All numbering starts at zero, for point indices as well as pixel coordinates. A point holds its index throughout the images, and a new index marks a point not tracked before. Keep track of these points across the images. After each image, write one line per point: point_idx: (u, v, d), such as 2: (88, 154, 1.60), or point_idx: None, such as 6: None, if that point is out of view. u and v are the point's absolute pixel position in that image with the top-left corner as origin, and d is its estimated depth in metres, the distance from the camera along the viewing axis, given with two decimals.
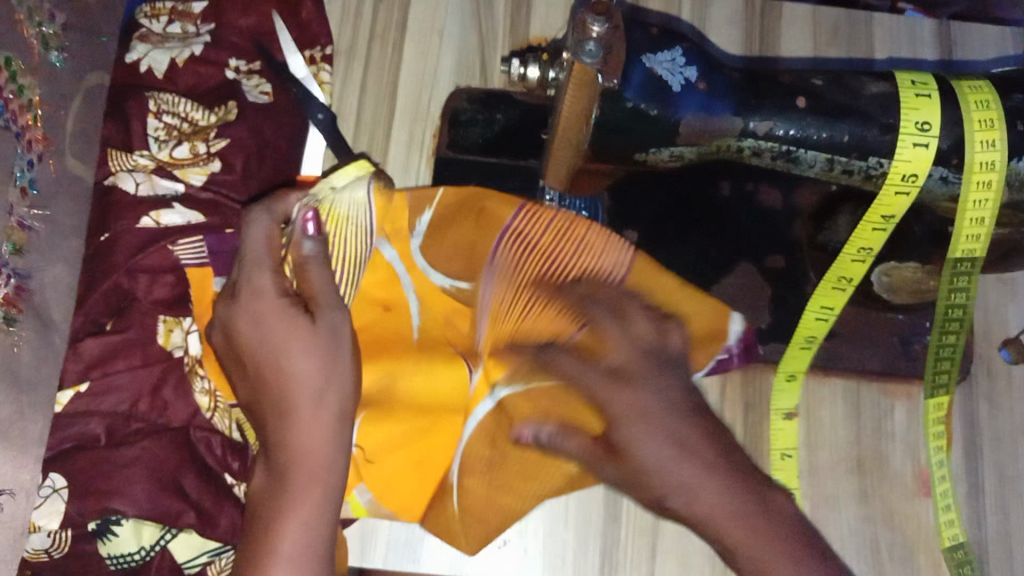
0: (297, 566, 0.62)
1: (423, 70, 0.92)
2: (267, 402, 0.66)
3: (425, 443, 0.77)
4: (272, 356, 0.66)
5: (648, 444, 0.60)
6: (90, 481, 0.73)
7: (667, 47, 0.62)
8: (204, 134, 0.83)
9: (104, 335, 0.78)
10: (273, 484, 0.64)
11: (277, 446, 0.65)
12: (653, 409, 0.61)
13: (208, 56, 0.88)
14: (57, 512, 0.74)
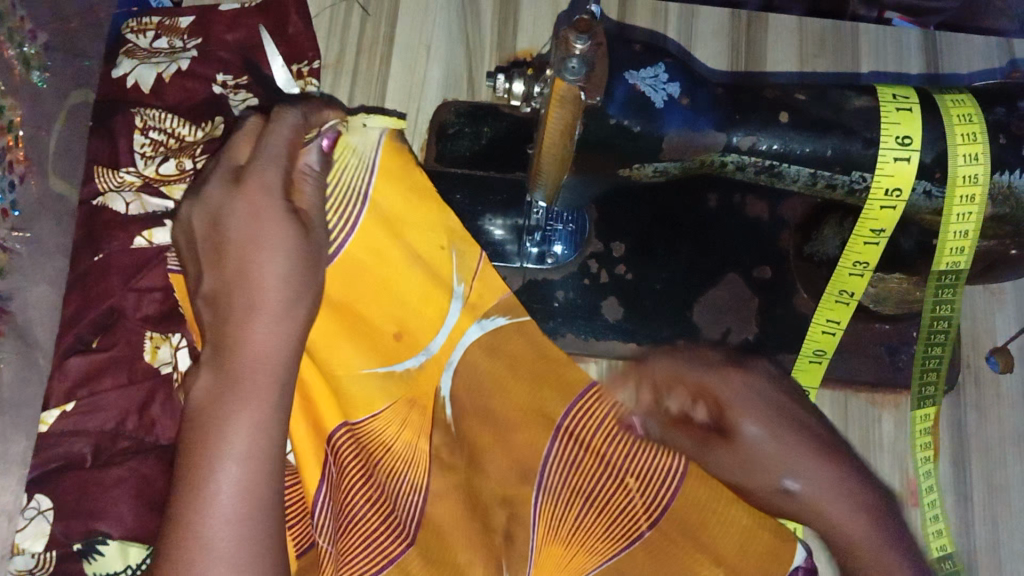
0: (241, 485, 0.60)
1: (411, 83, 0.92)
2: (230, 300, 0.65)
3: (385, 397, 0.77)
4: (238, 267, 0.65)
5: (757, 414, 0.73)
6: (76, 502, 0.69)
7: (650, 63, 0.62)
8: (191, 151, 0.80)
9: (90, 352, 0.74)
10: (220, 385, 0.62)
11: (231, 348, 0.63)
12: (730, 384, 0.73)
13: (195, 71, 0.88)
14: (42, 534, 0.69)
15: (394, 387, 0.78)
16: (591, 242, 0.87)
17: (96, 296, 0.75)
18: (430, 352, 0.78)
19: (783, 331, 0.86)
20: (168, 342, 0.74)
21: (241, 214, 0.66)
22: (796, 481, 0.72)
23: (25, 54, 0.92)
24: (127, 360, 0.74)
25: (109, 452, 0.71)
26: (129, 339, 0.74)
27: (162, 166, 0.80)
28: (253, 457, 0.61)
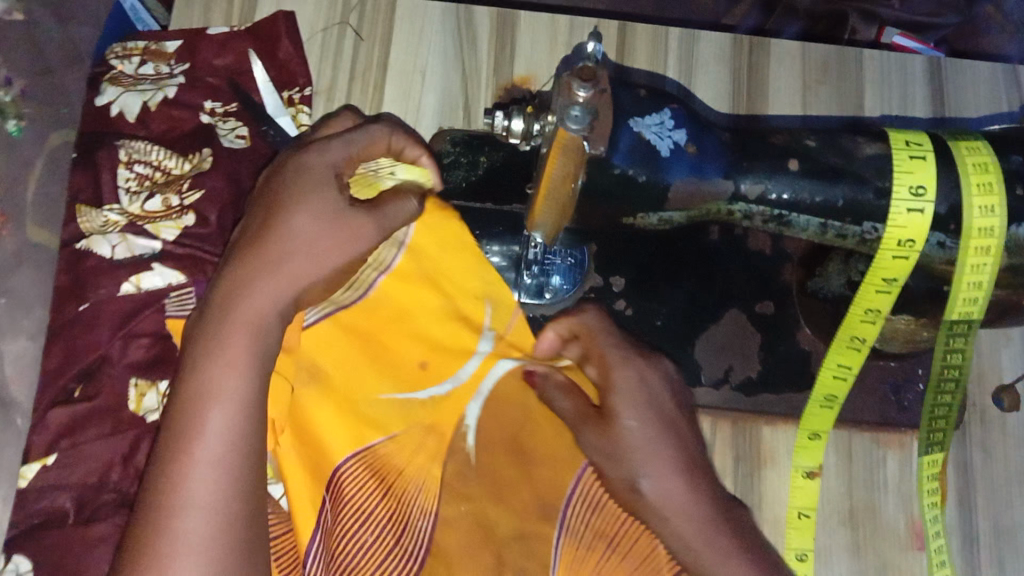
0: (216, 472, 0.58)
1: (404, 111, 0.90)
2: (231, 290, 0.63)
3: (397, 410, 0.79)
4: (260, 256, 0.64)
5: (637, 422, 0.73)
6: (59, 563, 0.67)
7: (656, 109, 0.60)
8: (177, 186, 0.78)
9: (74, 402, 0.71)
10: (205, 379, 0.60)
11: (219, 341, 0.61)
12: (653, 386, 0.73)
13: (183, 101, 0.85)
14: None
15: (415, 411, 0.79)
16: (590, 276, 0.85)
17: (82, 345, 0.72)
18: (458, 381, 0.81)
19: (788, 368, 0.84)
20: (155, 387, 0.71)
21: (275, 202, 0.65)
22: (649, 488, 0.71)
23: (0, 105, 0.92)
24: (113, 409, 0.71)
25: (95, 505, 0.69)
26: (115, 386, 0.71)
27: (147, 202, 0.77)
28: (237, 444, 0.60)
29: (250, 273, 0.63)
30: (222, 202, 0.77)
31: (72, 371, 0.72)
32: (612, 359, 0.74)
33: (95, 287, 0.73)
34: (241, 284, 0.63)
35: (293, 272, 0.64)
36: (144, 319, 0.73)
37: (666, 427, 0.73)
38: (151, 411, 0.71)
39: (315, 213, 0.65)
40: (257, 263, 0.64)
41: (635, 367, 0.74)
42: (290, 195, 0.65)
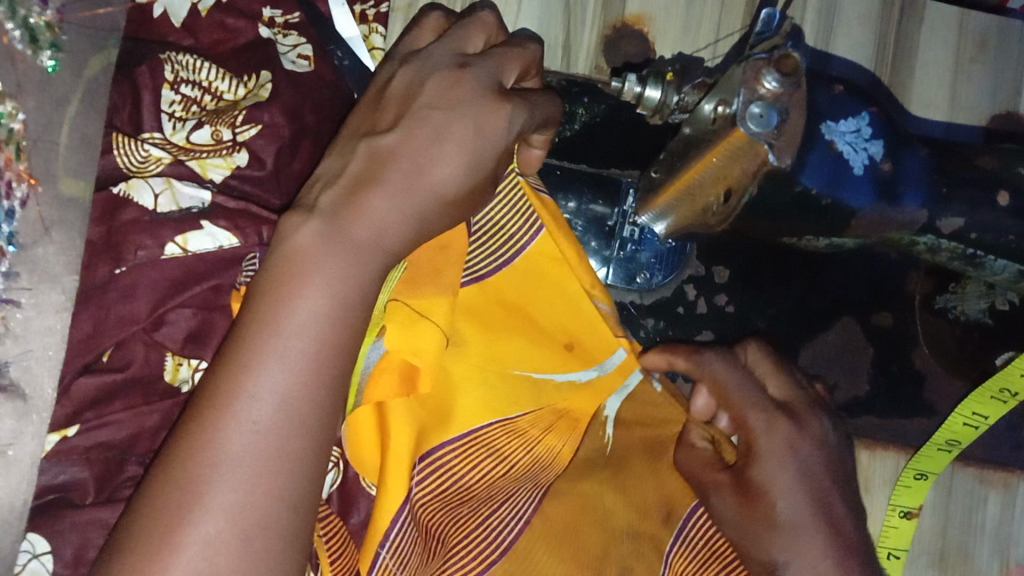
0: (256, 476, 0.44)
1: None
2: (316, 230, 0.47)
3: (509, 395, 0.62)
4: (384, 183, 0.49)
5: (788, 498, 0.59)
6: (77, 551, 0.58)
7: (853, 112, 0.48)
8: (232, 117, 0.66)
9: (99, 371, 0.62)
10: (260, 345, 0.45)
11: (287, 301, 0.46)
12: (811, 456, 0.61)
13: (238, 5, 0.71)
14: None
15: (545, 393, 0.63)
16: (690, 263, 0.75)
17: (115, 315, 0.61)
18: (604, 370, 0.64)
19: (894, 391, 0.75)
20: (189, 359, 0.62)
21: (423, 123, 0.50)
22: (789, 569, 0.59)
23: (32, 27, 0.69)
24: (145, 380, 0.62)
25: (114, 486, 0.60)
26: (149, 356, 0.62)
27: (194, 132, 0.66)
28: (299, 415, 0.45)
29: (363, 194, 0.48)
30: (279, 142, 0.67)
31: (101, 338, 0.62)
32: (750, 408, 0.62)
33: (133, 247, 0.61)
34: (348, 205, 0.48)
35: (420, 219, 0.50)
36: (193, 293, 0.62)
37: (820, 506, 0.60)
38: (187, 384, 0.62)
39: (464, 150, 0.51)
40: (373, 188, 0.49)
41: (780, 425, 0.61)
42: (446, 123, 0.50)
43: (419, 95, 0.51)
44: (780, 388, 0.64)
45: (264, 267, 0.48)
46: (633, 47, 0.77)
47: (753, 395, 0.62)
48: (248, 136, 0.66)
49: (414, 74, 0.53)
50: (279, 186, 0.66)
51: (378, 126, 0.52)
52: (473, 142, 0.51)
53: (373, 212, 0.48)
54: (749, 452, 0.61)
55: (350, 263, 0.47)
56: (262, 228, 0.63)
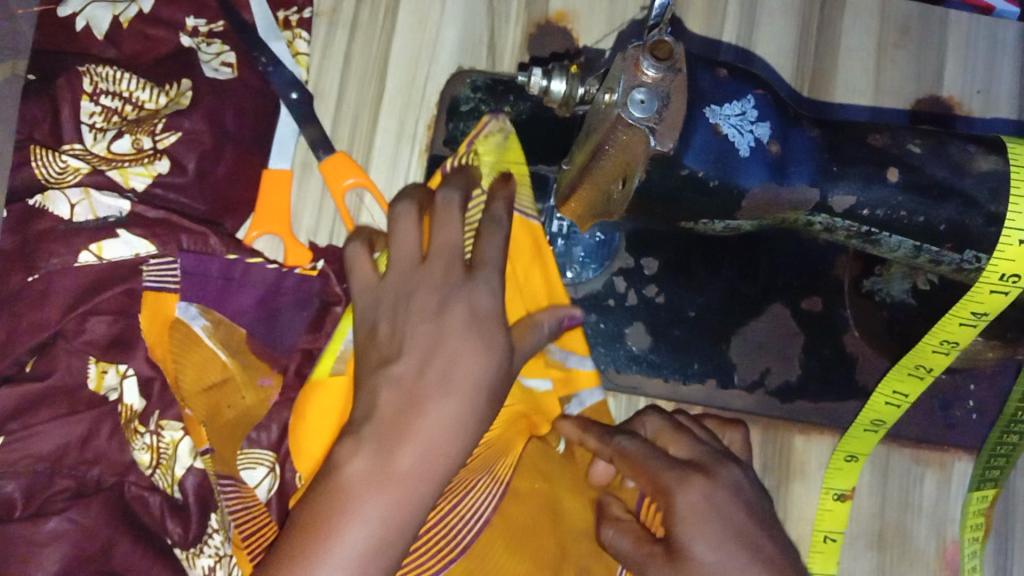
0: None
1: (419, 44, 0.76)
2: (373, 440, 0.48)
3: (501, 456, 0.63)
4: (427, 408, 0.50)
5: (707, 547, 0.50)
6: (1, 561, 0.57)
7: (737, 95, 0.48)
8: (152, 125, 0.68)
9: (20, 382, 0.62)
10: (314, 553, 0.45)
11: (346, 498, 0.47)
12: (723, 495, 0.52)
13: (160, 15, 0.71)
14: None
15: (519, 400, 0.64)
16: (619, 256, 0.75)
17: (27, 322, 0.62)
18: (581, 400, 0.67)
19: (827, 374, 0.76)
20: (115, 365, 0.64)
21: None
22: None
23: None
24: (69, 388, 0.62)
25: (45, 497, 0.60)
26: (72, 364, 0.63)
27: (114, 143, 0.68)
28: None
29: (406, 425, 0.49)
30: (201, 147, 0.68)
31: (17, 346, 0.62)
32: (663, 469, 0.54)
33: (46, 254, 0.62)
34: (394, 435, 0.49)
35: (467, 425, 0.51)
36: (105, 297, 0.63)
37: (744, 546, 0.51)
38: (114, 392, 0.63)
39: (491, 354, 0.52)
40: (404, 438, 0.49)
41: (692, 483, 0.53)
42: (438, 329, 0.52)
43: (406, 309, 0.53)
44: (685, 451, 0.57)
45: (313, 490, 0.48)
46: (558, 43, 0.77)
47: (656, 462, 0.55)
48: (169, 143, 0.67)
49: (392, 294, 0.55)
50: (201, 191, 0.68)
51: (387, 352, 0.52)
52: (473, 329, 0.52)
53: (421, 427, 0.49)
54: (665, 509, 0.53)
55: (405, 456, 0.48)
56: (181, 237, 0.64)
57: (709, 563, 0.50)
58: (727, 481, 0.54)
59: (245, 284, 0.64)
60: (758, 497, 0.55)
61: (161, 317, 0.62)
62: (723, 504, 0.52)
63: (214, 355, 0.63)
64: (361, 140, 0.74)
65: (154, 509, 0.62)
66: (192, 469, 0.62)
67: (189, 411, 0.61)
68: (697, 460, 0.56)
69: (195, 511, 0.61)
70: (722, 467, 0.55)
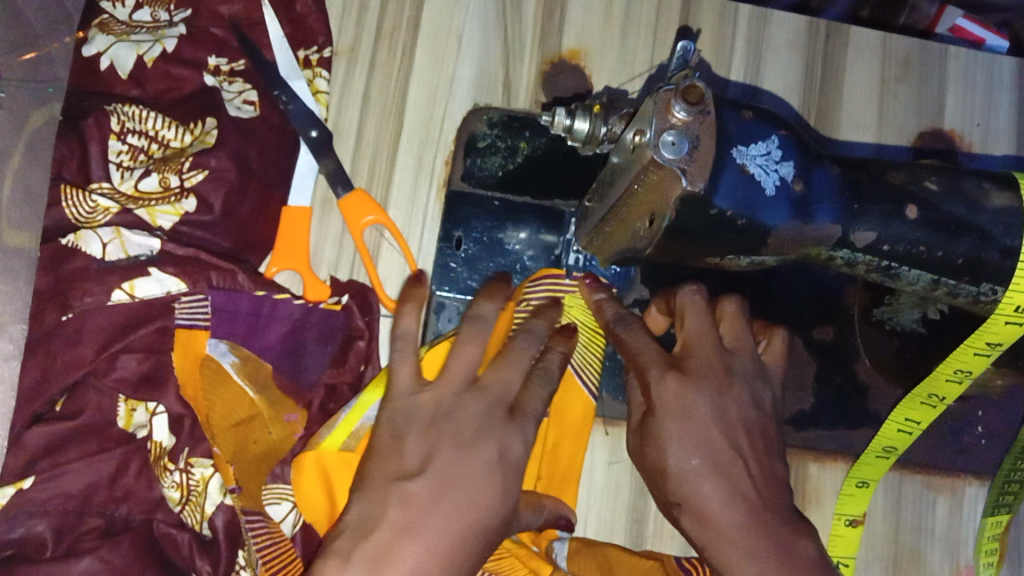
0: None
1: (436, 81, 0.76)
2: (379, 541, 0.50)
3: None
4: (422, 531, 0.50)
5: (677, 444, 0.55)
6: None
7: (762, 136, 0.50)
8: (178, 164, 0.69)
9: (50, 420, 0.64)
10: None
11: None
12: (698, 409, 0.55)
13: (183, 54, 0.72)
14: None
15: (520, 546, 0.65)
16: (635, 288, 0.75)
17: (61, 361, 0.64)
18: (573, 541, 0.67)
19: (839, 399, 0.77)
20: (145, 403, 0.65)
21: None
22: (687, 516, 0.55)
23: None
24: (99, 427, 0.64)
25: (73, 538, 0.62)
26: (101, 403, 0.64)
27: (142, 180, 0.69)
28: None
29: (404, 540, 0.50)
30: (227, 185, 0.69)
31: (51, 385, 0.64)
32: (652, 364, 0.57)
33: (80, 293, 0.64)
34: (388, 551, 0.49)
35: (456, 552, 0.51)
36: (138, 336, 0.65)
37: (717, 473, 0.54)
38: (141, 429, 0.65)
39: (492, 482, 0.53)
40: (413, 535, 0.50)
41: (668, 381, 0.56)
42: (465, 460, 0.53)
43: (440, 432, 0.54)
44: (693, 331, 0.58)
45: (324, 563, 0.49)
46: (573, 80, 0.78)
47: (649, 351, 0.57)
48: (196, 181, 0.68)
49: (432, 408, 0.55)
50: (226, 228, 0.69)
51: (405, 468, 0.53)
52: (495, 470, 0.54)
53: (410, 558, 0.49)
54: (649, 409, 0.57)
55: (411, 546, 0.50)
56: (211, 274, 0.65)
57: (685, 470, 0.55)
58: (708, 388, 0.56)
59: (274, 319, 0.66)
60: (739, 404, 0.57)
61: (192, 354, 0.64)
62: (701, 421, 0.55)
63: (243, 392, 0.65)
64: (379, 176, 0.74)
65: (183, 546, 0.63)
66: (221, 506, 0.63)
67: (220, 447, 0.63)
68: (696, 345, 0.58)
69: (224, 548, 0.63)
70: (710, 372, 0.57)
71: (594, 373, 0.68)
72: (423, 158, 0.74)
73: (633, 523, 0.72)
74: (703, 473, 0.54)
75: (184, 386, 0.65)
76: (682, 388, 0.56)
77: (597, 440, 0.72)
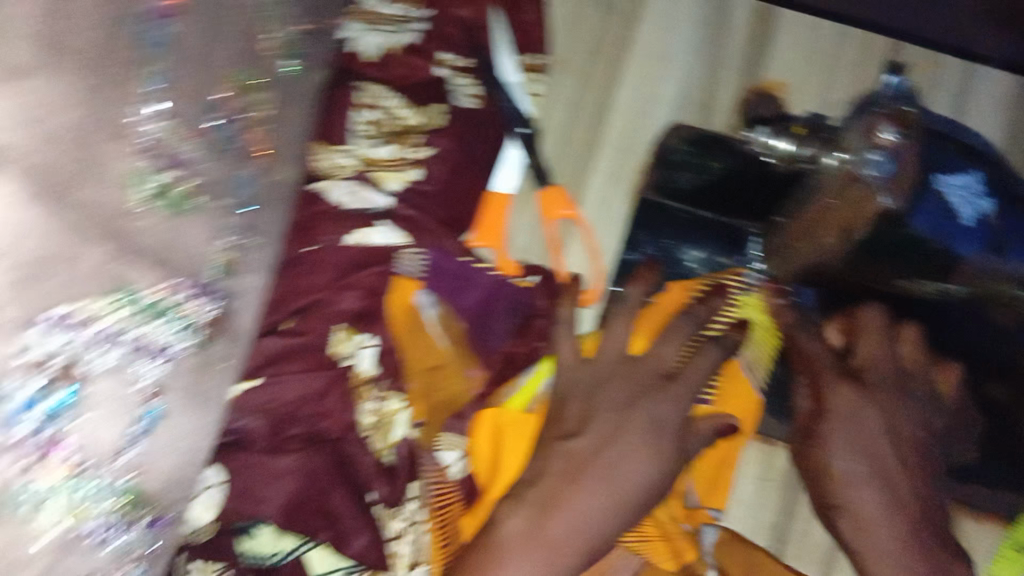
0: None
1: (641, 97, 0.84)
2: (551, 484, 0.63)
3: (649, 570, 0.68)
4: (588, 479, 0.63)
5: (845, 455, 0.66)
6: (246, 480, 0.66)
7: (965, 172, 0.66)
8: (411, 140, 0.79)
9: (285, 333, 0.71)
10: (525, 535, 0.61)
11: (542, 513, 0.62)
12: (868, 419, 0.67)
13: (423, 49, 0.82)
14: (214, 506, 0.64)
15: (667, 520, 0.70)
16: (810, 312, 0.74)
17: (296, 285, 0.72)
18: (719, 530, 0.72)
19: (1004, 460, 0.73)
20: (359, 335, 0.74)
21: None
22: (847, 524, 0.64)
23: None
24: (318, 348, 0.71)
25: (281, 438, 0.68)
26: (322, 329, 0.72)
27: (378, 148, 0.78)
28: None
29: (574, 485, 0.63)
30: (450, 164, 0.79)
31: (285, 306, 0.71)
32: (827, 372, 0.69)
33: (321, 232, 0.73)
34: (562, 493, 0.63)
35: (619, 500, 0.63)
36: (362, 276, 0.74)
37: (878, 482, 0.64)
38: (348, 358, 0.71)
39: (648, 445, 0.65)
40: (582, 481, 0.63)
41: (842, 391, 0.68)
42: (623, 424, 0.66)
43: (601, 397, 0.68)
44: (865, 350, 0.70)
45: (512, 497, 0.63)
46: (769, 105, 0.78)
47: (826, 364, 0.69)
48: (424, 156, 0.79)
49: (593, 378, 0.69)
50: (444, 199, 0.79)
51: (574, 427, 0.67)
52: (650, 434, 0.66)
53: (577, 501, 0.62)
54: (822, 411, 0.68)
55: (577, 491, 0.63)
56: (428, 236, 0.77)
57: (849, 476, 0.65)
58: (877, 403, 0.68)
59: (475, 285, 0.77)
60: (909, 421, 0.68)
61: (403, 300, 0.76)
62: (870, 432, 0.66)
63: (434, 343, 0.76)
64: (577, 178, 0.84)
65: (366, 466, 0.68)
66: (406, 439, 0.70)
67: (413, 384, 0.74)
68: (869, 368, 0.69)
69: (403, 472, 0.69)
70: (883, 389, 0.68)
71: (760, 373, 0.75)
72: (620, 165, 0.83)
73: (774, 541, 0.75)
74: (864, 480, 0.64)
75: (390, 321, 0.76)
76: (845, 395, 0.68)
77: (752, 451, 0.77)
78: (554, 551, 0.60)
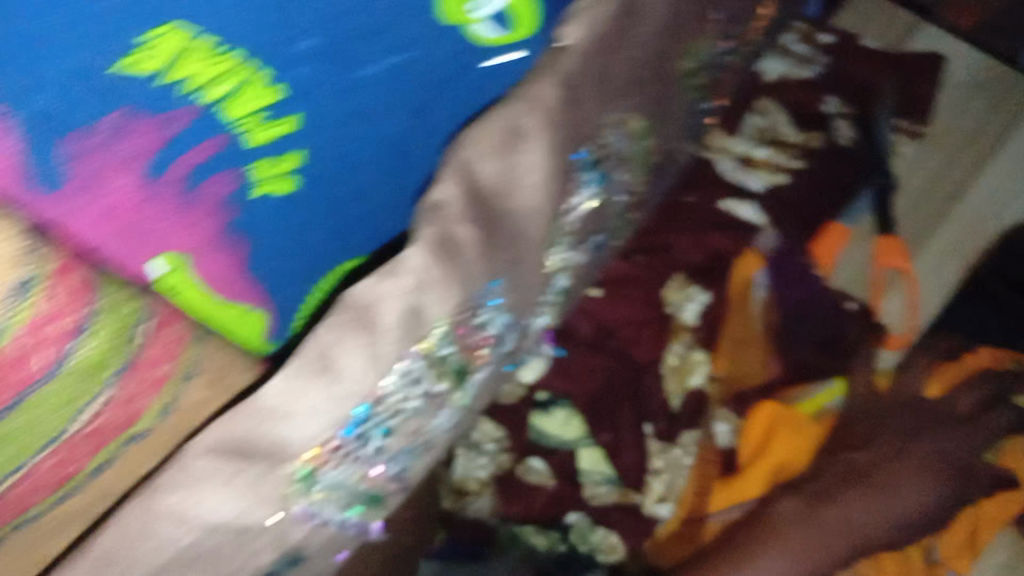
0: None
1: (1007, 186, 0.88)
2: (822, 482, 0.70)
3: None
4: (865, 483, 0.69)
5: None
6: (566, 361, 0.75)
7: None
8: (788, 149, 0.87)
9: (629, 262, 0.80)
10: (795, 515, 0.68)
11: (813, 500, 0.69)
12: None
13: (817, 85, 0.90)
14: (537, 370, 0.74)
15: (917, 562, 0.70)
16: None
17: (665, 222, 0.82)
18: None
19: None
20: (688, 289, 0.79)
21: None
22: None
23: None
24: (652, 285, 0.79)
25: (600, 343, 0.76)
26: (662, 273, 0.79)
27: (760, 147, 0.87)
28: (803, 554, 0.66)
29: (848, 483, 0.69)
30: (813, 179, 0.84)
31: (644, 242, 0.81)
32: None
33: (692, 192, 0.84)
34: (837, 488, 0.69)
35: (894, 506, 0.69)
36: (707, 241, 0.81)
37: None
38: (675, 306, 0.78)
39: (922, 468, 0.71)
40: (859, 481, 0.69)
41: None
42: (901, 445, 0.72)
43: (885, 423, 0.74)
44: None
45: (784, 490, 0.71)
46: None
47: None
48: (794, 165, 0.86)
49: (877, 404, 0.76)
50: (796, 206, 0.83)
51: (851, 441, 0.73)
52: (926, 462, 0.71)
53: (849, 499, 0.68)
54: None
55: (852, 489, 0.69)
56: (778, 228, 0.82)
57: None
58: None
59: (801, 281, 0.80)
60: None
61: (737, 278, 0.80)
62: None
63: (748, 319, 0.80)
64: (922, 233, 0.87)
65: (658, 397, 0.74)
66: (697, 388, 0.76)
67: (719, 346, 0.78)
68: None
69: (688, 415, 0.75)
70: None
71: None
72: (968, 237, 0.86)
73: None
74: None
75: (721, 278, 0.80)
76: None
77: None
78: (826, 533, 0.67)
